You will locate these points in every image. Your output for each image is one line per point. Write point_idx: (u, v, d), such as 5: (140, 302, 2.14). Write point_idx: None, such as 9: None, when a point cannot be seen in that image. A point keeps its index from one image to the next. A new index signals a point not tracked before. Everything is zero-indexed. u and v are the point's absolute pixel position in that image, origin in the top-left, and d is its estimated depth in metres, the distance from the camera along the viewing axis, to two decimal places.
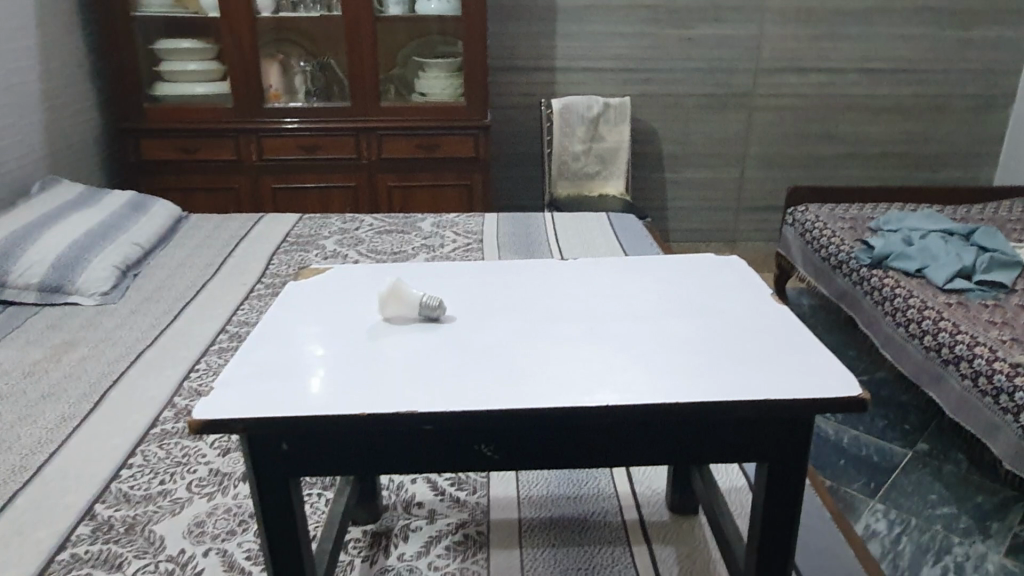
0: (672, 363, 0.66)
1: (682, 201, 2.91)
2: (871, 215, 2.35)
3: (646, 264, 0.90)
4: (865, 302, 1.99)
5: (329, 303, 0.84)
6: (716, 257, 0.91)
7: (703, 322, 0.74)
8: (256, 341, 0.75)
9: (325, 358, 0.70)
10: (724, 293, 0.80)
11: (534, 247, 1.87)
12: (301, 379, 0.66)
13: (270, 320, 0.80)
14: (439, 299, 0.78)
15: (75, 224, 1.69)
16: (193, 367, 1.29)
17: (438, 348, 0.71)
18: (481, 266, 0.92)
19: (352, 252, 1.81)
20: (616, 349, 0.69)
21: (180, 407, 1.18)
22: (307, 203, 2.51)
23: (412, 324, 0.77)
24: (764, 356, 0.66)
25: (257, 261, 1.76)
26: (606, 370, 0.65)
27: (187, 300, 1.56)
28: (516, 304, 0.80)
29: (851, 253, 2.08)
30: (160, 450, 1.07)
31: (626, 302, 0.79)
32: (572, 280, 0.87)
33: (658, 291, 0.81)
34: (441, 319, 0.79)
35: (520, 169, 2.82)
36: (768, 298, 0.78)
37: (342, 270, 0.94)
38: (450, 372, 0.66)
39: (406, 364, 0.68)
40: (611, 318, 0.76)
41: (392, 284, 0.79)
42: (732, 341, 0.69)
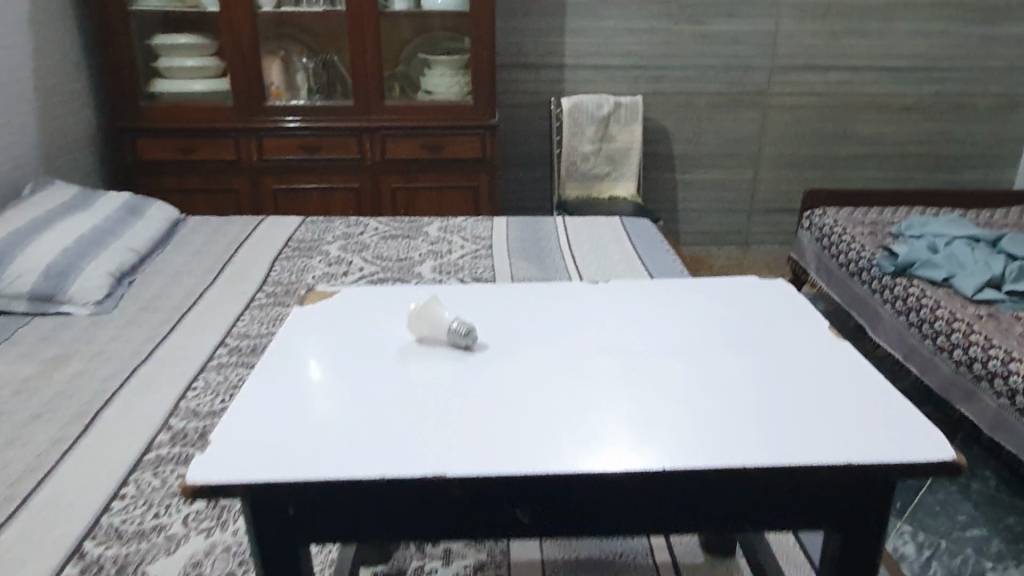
0: (731, 413, 0.61)
1: (693, 203, 2.83)
2: (891, 220, 2.28)
3: (679, 290, 0.85)
4: (886, 312, 1.92)
5: (338, 330, 0.78)
6: (752, 283, 0.87)
7: (757, 364, 0.69)
8: (263, 373, 0.69)
9: (347, 395, 0.65)
10: (771, 329, 0.76)
11: (545, 252, 1.79)
12: (325, 426, 0.61)
13: (275, 349, 0.74)
14: (470, 324, 0.72)
15: (71, 228, 1.62)
16: (190, 385, 1.21)
17: (474, 383, 0.66)
18: (502, 289, 0.87)
19: (357, 259, 1.74)
20: (667, 393, 0.64)
21: (177, 430, 1.10)
22: (308, 204, 2.43)
23: (440, 349, 0.73)
24: (832, 406, 0.62)
25: (257, 268, 1.69)
26: (661, 418, 0.61)
27: (185, 310, 1.49)
28: (551, 334, 0.75)
29: (873, 260, 2.00)
30: (154, 480, 1.00)
31: (667, 335, 0.75)
32: (602, 305, 0.82)
33: (699, 323, 0.77)
34: (473, 348, 0.73)
35: (527, 170, 2.74)
36: (818, 333, 0.74)
37: (349, 291, 0.88)
38: (493, 416, 0.61)
39: (442, 404, 0.63)
40: (654, 354, 0.71)
41: (425, 303, 0.75)
42: (793, 388, 0.65)
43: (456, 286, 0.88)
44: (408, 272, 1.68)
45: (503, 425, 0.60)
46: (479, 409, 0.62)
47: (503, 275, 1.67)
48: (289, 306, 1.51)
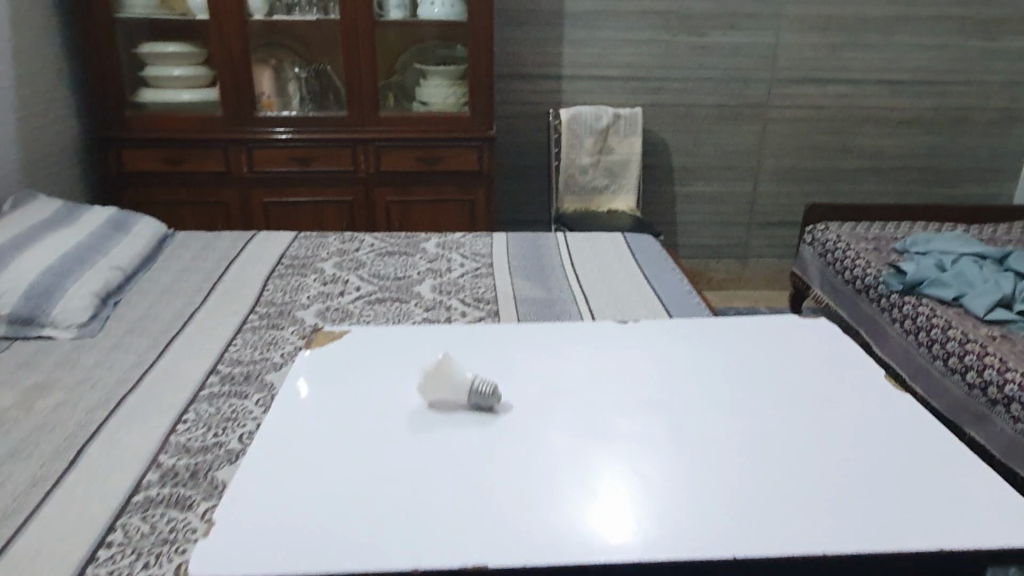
0: (740, 493, 0.67)
1: (692, 216, 2.79)
2: (894, 235, 2.25)
3: (713, 355, 0.92)
4: (894, 331, 1.88)
5: (341, 396, 0.82)
6: (778, 350, 0.94)
7: (749, 438, 0.76)
8: (274, 453, 0.73)
9: (369, 469, 0.70)
10: (755, 398, 0.83)
11: (547, 270, 1.74)
12: (358, 508, 0.65)
13: (276, 423, 0.78)
14: (493, 383, 0.79)
15: (53, 245, 1.55)
16: (182, 417, 1.15)
17: (493, 457, 0.72)
18: (495, 347, 0.92)
19: (353, 278, 1.68)
20: (675, 469, 0.70)
21: (167, 467, 1.04)
22: (300, 217, 2.36)
23: (460, 412, 0.79)
24: (829, 487, 0.69)
25: (249, 287, 1.62)
26: (679, 499, 0.66)
27: (173, 332, 1.42)
28: (555, 399, 0.81)
29: (879, 278, 1.97)
30: (143, 525, 0.93)
31: (664, 404, 0.81)
32: (637, 368, 0.88)
33: (738, 394, 0.83)
34: (497, 409, 0.79)
35: (523, 182, 2.69)
36: (856, 408, 0.82)
37: (340, 352, 0.92)
38: (518, 495, 0.67)
39: (467, 481, 0.69)
40: (703, 427, 0.77)
41: (439, 362, 0.80)
42: (789, 465, 0.72)
43: (473, 344, 0.93)
44: (407, 291, 1.62)
45: (531, 506, 0.65)
46: (503, 487, 0.68)
47: (505, 295, 1.61)
48: (283, 328, 1.44)
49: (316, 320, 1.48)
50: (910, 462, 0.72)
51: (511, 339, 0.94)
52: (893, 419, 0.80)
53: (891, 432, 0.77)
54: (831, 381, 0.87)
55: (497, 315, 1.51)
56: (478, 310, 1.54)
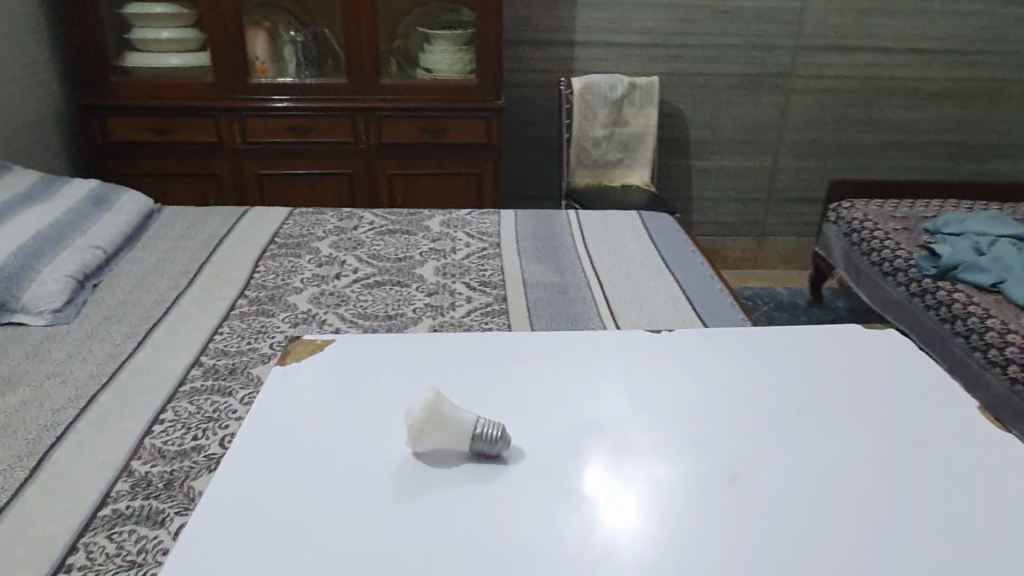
0: (785, 542, 0.59)
1: (709, 191, 2.66)
2: (924, 213, 2.12)
3: (744, 370, 0.82)
4: (928, 318, 1.74)
5: (329, 412, 0.72)
6: (819, 362, 0.84)
7: (812, 469, 0.67)
8: (250, 483, 0.63)
9: (367, 505, 0.61)
10: (813, 419, 0.74)
11: (558, 252, 1.62)
12: (352, 557, 0.56)
13: (253, 442, 0.68)
14: (500, 427, 0.66)
15: (25, 224, 1.44)
16: (158, 416, 1.05)
17: (517, 492, 0.63)
18: (509, 357, 0.83)
19: (351, 259, 1.57)
20: (733, 508, 0.62)
21: (139, 476, 0.94)
22: (297, 191, 2.24)
23: (459, 462, 0.67)
24: (886, 533, 0.60)
25: (239, 268, 1.51)
26: (700, 553, 0.57)
27: (154, 321, 1.31)
28: (585, 419, 0.72)
29: (910, 260, 1.84)
30: (109, 546, 0.83)
31: (713, 426, 0.72)
32: (659, 385, 0.78)
33: (772, 417, 0.74)
34: (503, 458, 0.67)
35: (532, 155, 2.56)
36: (910, 438, 0.72)
37: (330, 354, 0.82)
38: (546, 540, 0.58)
39: (485, 521, 0.60)
40: (731, 458, 0.68)
41: (433, 403, 0.67)
42: (862, 504, 0.63)
43: (476, 354, 0.83)
44: (407, 274, 1.50)
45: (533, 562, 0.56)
46: (528, 530, 0.59)
47: (513, 278, 1.49)
48: (274, 315, 1.33)
49: (309, 306, 1.37)
50: (975, 509, 0.63)
51: (526, 345, 0.85)
52: (956, 449, 0.70)
53: (965, 467, 0.68)
54: (893, 400, 0.78)
55: (506, 301, 1.39)
56: (484, 295, 1.42)
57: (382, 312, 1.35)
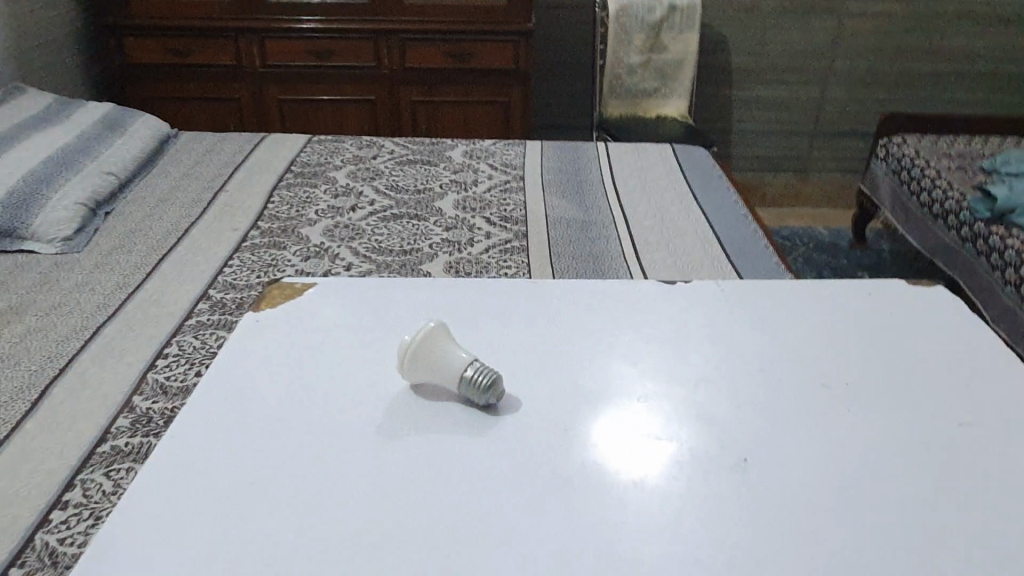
0: (808, 493, 0.51)
1: (750, 125, 2.52)
2: (982, 150, 1.97)
3: (774, 300, 0.73)
4: (978, 265, 1.63)
5: (302, 359, 0.65)
6: (861, 292, 0.75)
7: (844, 427, 0.57)
8: (214, 432, 0.58)
9: (333, 465, 0.54)
10: (850, 367, 0.63)
11: (585, 187, 1.54)
12: (306, 528, 0.49)
13: (214, 391, 0.62)
14: (493, 375, 0.58)
15: (36, 148, 1.40)
16: (162, 351, 1.03)
17: (498, 454, 0.55)
18: (506, 297, 0.74)
19: (367, 189, 1.51)
20: (746, 473, 0.53)
21: (139, 412, 0.92)
22: (319, 118, 2.18)
23: (450, 401, 0.61)
24: (929, 486, 0.52)
25: (254, 198, 1.46)
26: (708, 505, 0.50)
27: (164, 251, 1.28)
28: (584, 368, 0.63)
29: (962, 201, 1.70)
30: (106, 484, 0.82)
31: (732, 375, 0.62)
32: (675, 316, 0.70)
33: (803, 350, 0.65)
34: (496, 408, 0.59)
35: (564, 83, 2.44)
36: (963, 376, 0.63)
37: (309, 295, 0.74)
38: (525, 508, 0.50)
39: (460, 485, 0.52)
40: (752, 397, 0.60)
41: (423, 338, 0.61)
42: (901, 470, 0.53)
43: (481, 285, 0.76)
44: (426, 207, 1.44)
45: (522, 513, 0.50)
46: (506, 498, 0.51)
47: (536, 214, 1.42)
48: (286, 248, 1.29)
49: (323, 239, 1.32)
50: None
51: (528, 285, 0.76)
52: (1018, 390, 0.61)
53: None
54: (947, 345, 0.67)
55: (526, 238, 1.33)
56: (505, 231, 1.35)
57: (397, 246, 1.30)
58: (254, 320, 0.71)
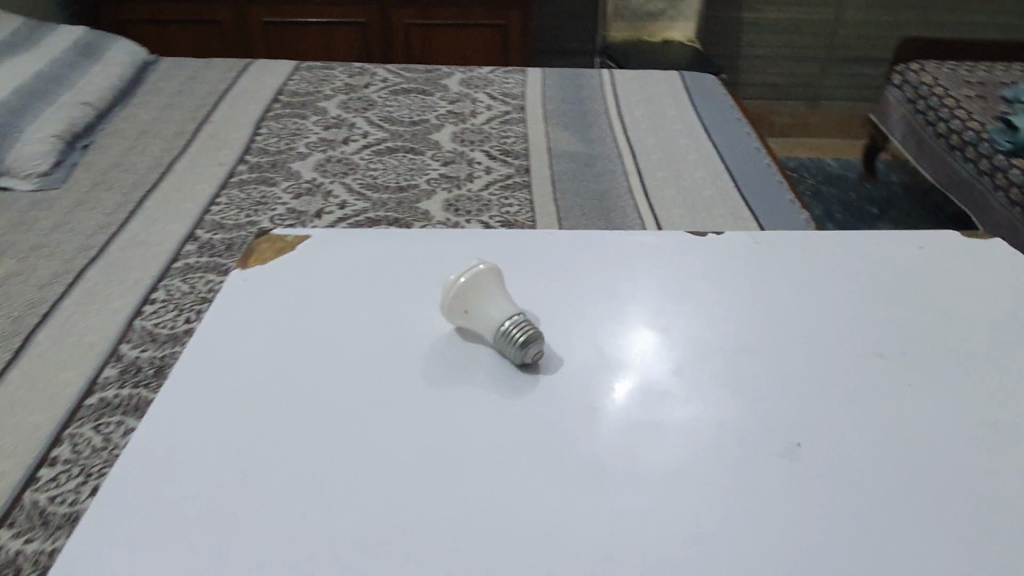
0: (845, 467, 0.47)
1: (759, 49, 2.42)
2: (1002, 77, 1.88)
3: (799, 251, 0.68)
4: (996, 201, 1.58)
5: (296, 320, 0.60)
6: (890, 240, 0.70)
7: (882, 393, 0.53)
8: (202, 398, 0.53)
9: (331, 437, 0.50)
10: (893, 330, 0.58)
11: (589, 118, 1.46)
12: (303, 508, 0.45)
13: (199, 357, 0.57)
14: (532, 333, 0.54)
15: (5, 76, 1.32)
16: (149, 296, 0.98)
17: (513, 424, 0.51)
18: (514, 248, 0.68)
19: (360, 121, 1.43)
20: (787, 452, 0.48)
21: (128, 361, 0.88)
22: (307, 42, 2.07)
23: (488, 353, 0.57)
24: (973, 458, 0.48)
25: (240, 129, 1.39)
26: (739, 480, 0.46)
27: (148, 187, 1.21)
28: (604, 329, 0.58)
29: (982, 132, 1.63)
30: (95, 438, 0.78)
31: (768, 339, 0.57)
32: (695, 268, 0.65)
33: (831, 306, 0.61)
34: (533, 365, 0.55)
35: (565, 5, 2.32)
36: (1003, 333, 0.59)
37: (300, 249, 0.69)
38: (544, 487, 0.46)
39: (472, 461, 0.48)
40: (780, 359, 0.56)
41: (470, 278, 0.57)
42: (953, 446, 0.49)
43: (487, 234, 0.71)
44: (423, 140, 1.37)
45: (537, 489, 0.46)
46: (523, 478, 0.47)
47: (538, 147, 1.35)
48: (276, 184, 1.22)
49: (315, 175, 1.25)
50: None
51: (539, 236, 0.70)
52: None
53: None
54: (988, 302, 0.62)
55: (529, 172, 1.27)
56: (506, 166, 1.29)
57: (393, 182, 1.23)
58: (242, 277, 0.65)
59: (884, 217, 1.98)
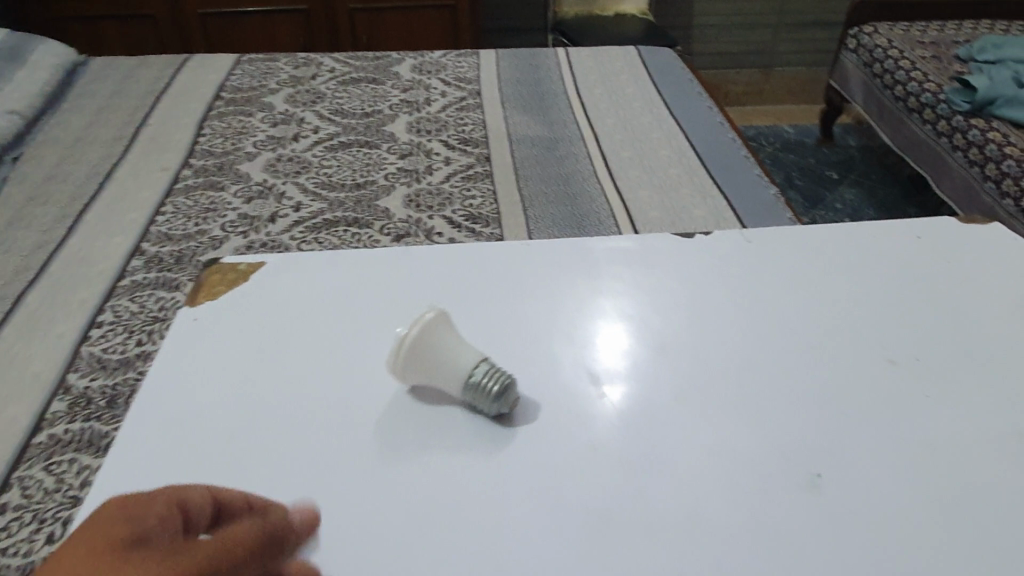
0: (853, 485, 0.45)
1: (712, 18, 2.39)
2: (954, 36, 1.88)
3: (779, 246, 0.66)
4: (955, 161, 1.58)
5: (257, 365, 0.55)
6: (870, 228, 0.68)
7: (881, 398, 0.51)
8: (160, 455, 0.49)
9: (308, 494, 0.46)
10: (895, 332, 0.56)
11: (547, 100, 1.42)
12: None
13: (153, 416, 0.52)
14: (506, 381, 0.49)
15: None
16: (96, 319, 0.92)
17: (497, 470, 0.47)
18: (481, 264, 0.64)
19: (309, 116, 1.37)
20: (799, 482, 0.45)
21: (76, 393, 0.82)
22: (247, 32, 1.99)
23: (450, 409, 0.51)
24: (978, 465, 0.47)
25: (181, 131, 1.31)
26: (746, 513, 0.44)
27: (86, 199, 1.14)
28: (590, 356, 0.54)
29: (940, 93, 1.63)
30: (47, 480, 0.73)
31: (768, 353, 0.54)
32: (676, 273, 0.62)
33: (820, 307, 0.59)
34: (506, 418, 0.50)
35: None
36: (992, 323, 0.57)
37: (254, 278, 0.64)
38: (549, 542, 0.43)
39: (471, 515, 0.44)
40: (775, 370, 0.53)
41: (422, 332, 0.51)
42: (970, 459, 0.47)
43: (450, 249, 0.66)
44: (376, 133, 1.31)
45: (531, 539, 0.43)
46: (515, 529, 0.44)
47: (497, 133, 1.31)
48: (224, 188, 1.16)
49: (265, 176, 1.19)
50: None
51: (512, 247, 0.66)
52: None
53: None
54: (973, 289, 0.61)
55: (489, 161, 1.22)
56: (465, 156, 1.24)
57: (348, 180, 1.18)
58: (191, 316, 0.60)
59: (843, 182, 1.98)
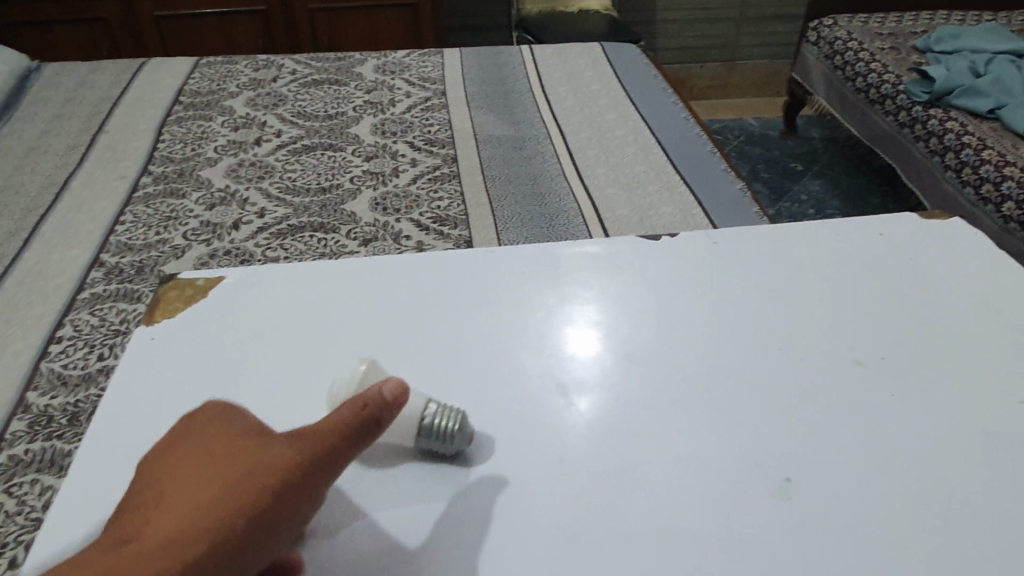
0: (822, 488, 0.46)
1: (674, 13, 2.40)
2: (911, 28, 1.91)
3: (747, 247, 0.66)
4: (917, 150, 1.61)
5: (219, 385, 0.54)
6: (835, 227, 0.68)
7: (849, 398, 0.51)
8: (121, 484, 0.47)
9: None
10: (862, 332, 0.57)
11: (513, 99, 1.41)
12: None
13: (111, 444, 0.51)
14: (461, 417, 0.48)
15: None
16: (55, 334, 0.89)
17: (470, 493, 0.46)
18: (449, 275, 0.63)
19: (271, 119, 1.35)
20: (771, 485, 0.46)
21: (36, 412, 0.80)
22: (205, 34, 1.95)
23: (401, 460, 0.49)
24: (944, 463, 0.47)
25: (139, 137, 1.28)
26: (719, 519, 0.44)
27: (41, 210, 1.11)
28: (561, 368, 0.54)
29: (899, 84, 1.66)
30: (8, 503, 0.71)
31: (738, 356, 0.55)
32: (646, 276, 0.62)
33: (788, 308, 0.59)
34: (465, 455, 0.48)
35: None
36: (955, 320, 0.58)
37: (214, 294, 0.63)
38: (524, 560, 0.43)
39: (444, 540, 0.44)
40: (745, 373, 0.53)
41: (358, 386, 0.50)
42: (938, 458, 0.48)
43: (417, 260, 0.65)
44: (340, 135, 1.30)
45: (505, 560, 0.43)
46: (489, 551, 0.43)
47: (463, 134, 1.30)
48: (185, 195, 1.14)
49: (227, 182, 1.17)
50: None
51: (481, 254, 0.66)
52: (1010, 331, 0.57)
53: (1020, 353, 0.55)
54: (937, 286, 0.62)
55: (455, 162, 1.21)
56: (431, 157, 1.23)
57: (312, 184, 1.16)
58: (149, 335, 0.59)
59: (808, 173, 2.01)
